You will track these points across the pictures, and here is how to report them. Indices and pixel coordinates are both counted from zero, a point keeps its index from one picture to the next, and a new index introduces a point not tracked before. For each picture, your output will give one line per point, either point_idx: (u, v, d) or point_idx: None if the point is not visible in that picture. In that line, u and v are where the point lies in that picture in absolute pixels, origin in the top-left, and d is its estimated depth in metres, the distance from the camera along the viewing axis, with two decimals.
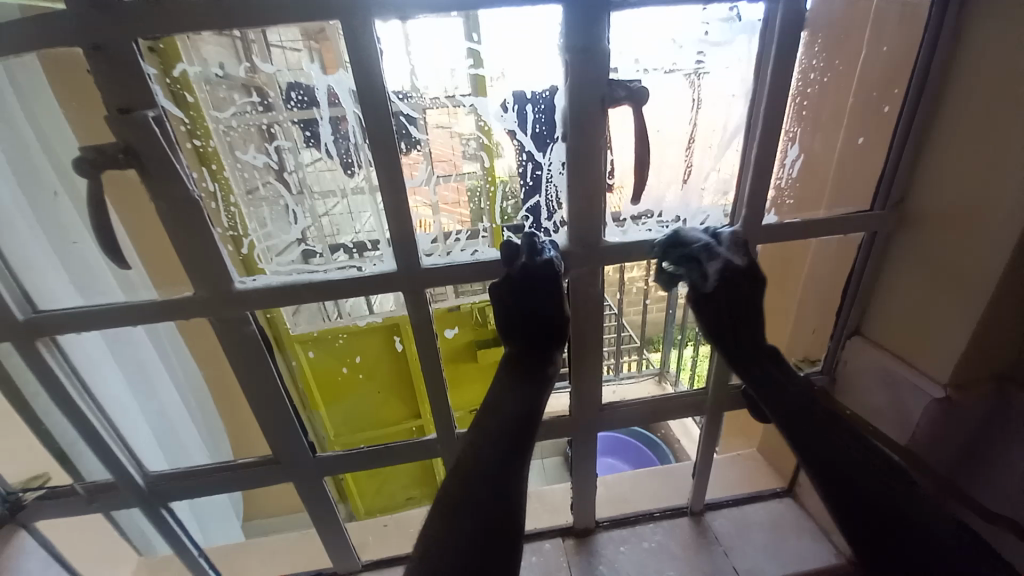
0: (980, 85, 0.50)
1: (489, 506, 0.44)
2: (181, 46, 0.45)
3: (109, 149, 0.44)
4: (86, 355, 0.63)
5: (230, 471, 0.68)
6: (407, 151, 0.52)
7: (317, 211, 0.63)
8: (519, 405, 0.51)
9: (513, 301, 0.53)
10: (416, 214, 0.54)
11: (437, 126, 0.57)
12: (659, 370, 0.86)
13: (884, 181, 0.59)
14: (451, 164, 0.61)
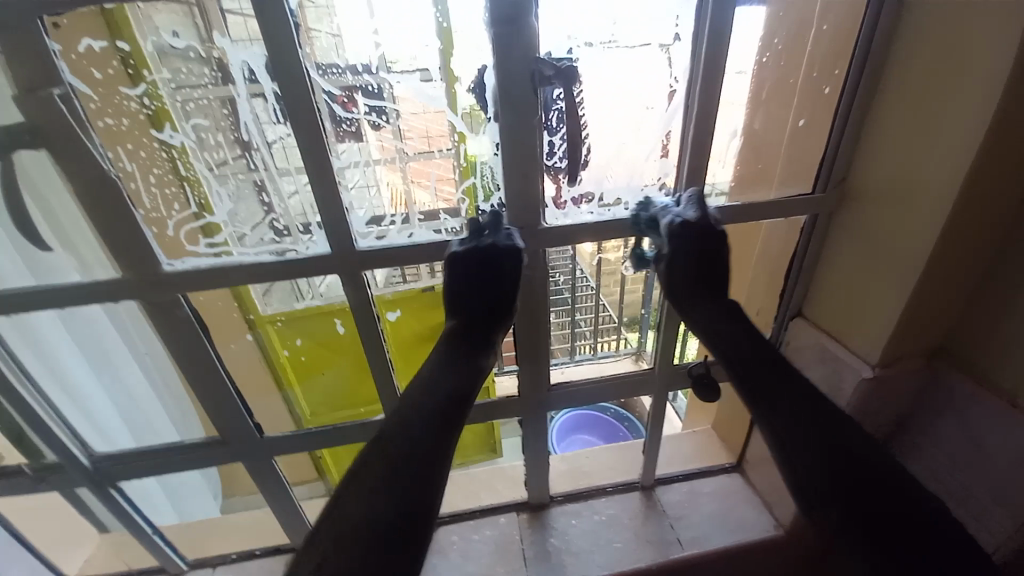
0: (920, 66, 0.49)
1: (398, 493, 0.40)
2: (131, 14, 0.45)
3: (15, 128, 0.43)
4: (29, 338, 0.62)
5: (178, 452, 0.68)
6: (377, 128, 0.54)
7: (283, 191, 0.58)
8: (440, 386, 0.47)
9: (468, 277, 0.51)
10: (388, 191, 0.57)
11: (416, 98, 0.52)
12: (636, 349, 0.83)
13: (826, 163, 0.59)
14: (431, 139, 0.55)
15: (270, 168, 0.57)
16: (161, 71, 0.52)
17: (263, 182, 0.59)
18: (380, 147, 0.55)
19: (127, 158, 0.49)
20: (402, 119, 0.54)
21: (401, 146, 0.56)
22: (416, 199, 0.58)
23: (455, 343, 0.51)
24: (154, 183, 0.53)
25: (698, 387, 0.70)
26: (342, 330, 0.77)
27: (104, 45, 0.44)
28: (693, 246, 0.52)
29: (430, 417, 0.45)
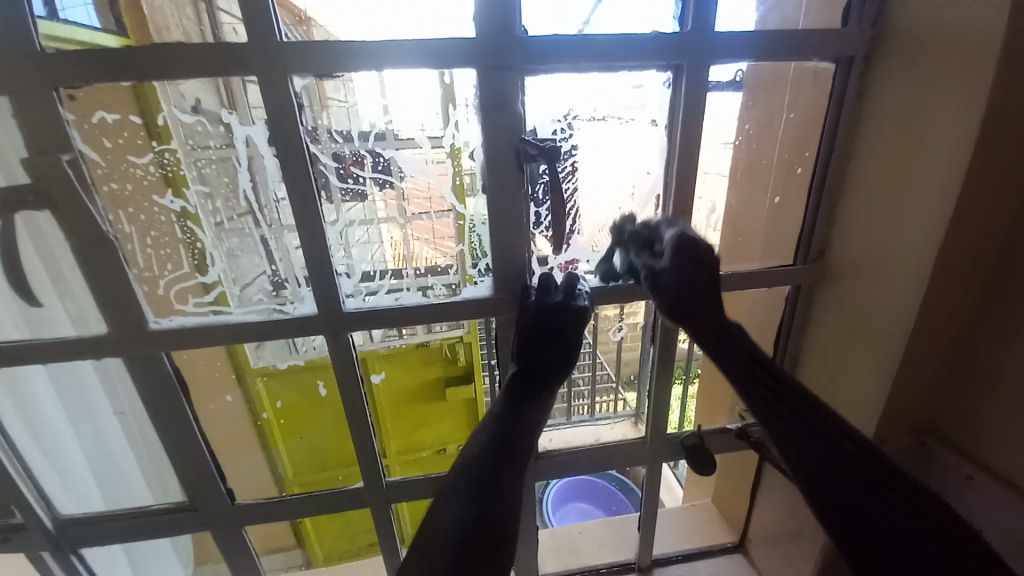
0: (883, 150, 0.52)
1: (484, 522, 0.39)
2: (158, 88, 0.48)
3: (19, 189, 0.45)
4: (10, 393, 0.61)
5: (146, 517, 0.65)
6: (382, 189, 0.57)
7: (287, 248, 0.59)
8: (514, 426, 0.47)
9: (531, 327, 0.51)
10: (390, 247, 0.59)
11: (416, 163, 0.55)
12: (636, 410, 0.78)
13: (804, 235, 0.61)
14: (429, 198, 0.57)
15: (280, 224, 0.58)
16: (183, 137, 0.54)
17: (269, 240, 0.59)
18: (383, 202, 0.57)
19: (127, 220, 0.52)
20: (406, 181, 0.57)
21: (404, 203, 0.58)
22: (414, 254, 0.60)
23: (521, 387, 0.50)
24: (150, 246, 0.55)
25: (691, 459, 0.70)
26: (325, 391, 0.76)
27: (115, 117, 0.48)
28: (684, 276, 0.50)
29: (494, 450, 0.45)
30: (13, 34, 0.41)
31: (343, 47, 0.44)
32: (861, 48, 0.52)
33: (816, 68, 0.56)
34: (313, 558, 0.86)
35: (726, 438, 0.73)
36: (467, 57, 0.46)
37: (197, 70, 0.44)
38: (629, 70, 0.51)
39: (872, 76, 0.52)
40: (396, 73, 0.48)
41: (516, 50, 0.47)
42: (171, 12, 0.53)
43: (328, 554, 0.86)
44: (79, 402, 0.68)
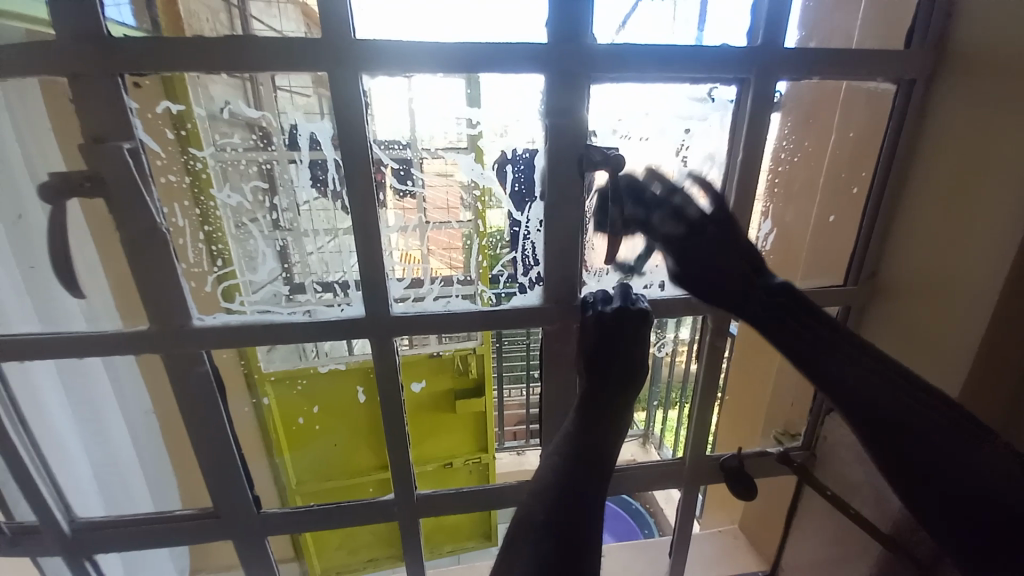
0: (945, 168, 0.52)
1: (568, 543, 0.38)
2: (189, 83, 0.48)
3: (74, 176, 0.44)
4: (30, 388, 0.58)
5: (166, 523, 0.62)
6: (399, 198, 0.54)
7: (307, 249, 0.63)
8: (594, 437, 0.45)
9: (593, 333, 0.51)
10: (402, 253, 0.57)
11: (437, 174, 0.56)
12: (643, 432, 0.81)
13: (856, 257, 0.60)
14: (450, 210, 0.59)
15: (299, 228, 0.62)
16: (211, 139, 0.53)
17: (288, 244, 0.64)
18: (403, 212, 0.55)
19: (181, 215, 0.51)
20: (427, 180, 0.56)
21: (424, 211, 0.57)
22: (433, 264, 0.60)
23: (592, 394, 0.49)
24: (201, 240, 0.54)
25: (730, 480, 0.69)
26: (365, 399, 0.77)
27: (180, 108, 0.48)
28: (695, 255, 0.52)
29: (567, 475, 0.42)
30: (81, 18, 0.41)
31: (414, 46, 0.44)
32: (924, 69, 0.51)
33: (874, 88, 0.55)
34: (310, 568, 0.81)
35: (765, 461, 0.71)
36: (536, 62, 0.46)
37: (265, 65, 0.43)
38: (690, 80, 0.51)
39: (934, 97, 0.52)
40: (427, 78, 0.48)
41: (583, 57, 0.47)
42: (206, 18, 0.50)
43: (326, 564, 0.83)
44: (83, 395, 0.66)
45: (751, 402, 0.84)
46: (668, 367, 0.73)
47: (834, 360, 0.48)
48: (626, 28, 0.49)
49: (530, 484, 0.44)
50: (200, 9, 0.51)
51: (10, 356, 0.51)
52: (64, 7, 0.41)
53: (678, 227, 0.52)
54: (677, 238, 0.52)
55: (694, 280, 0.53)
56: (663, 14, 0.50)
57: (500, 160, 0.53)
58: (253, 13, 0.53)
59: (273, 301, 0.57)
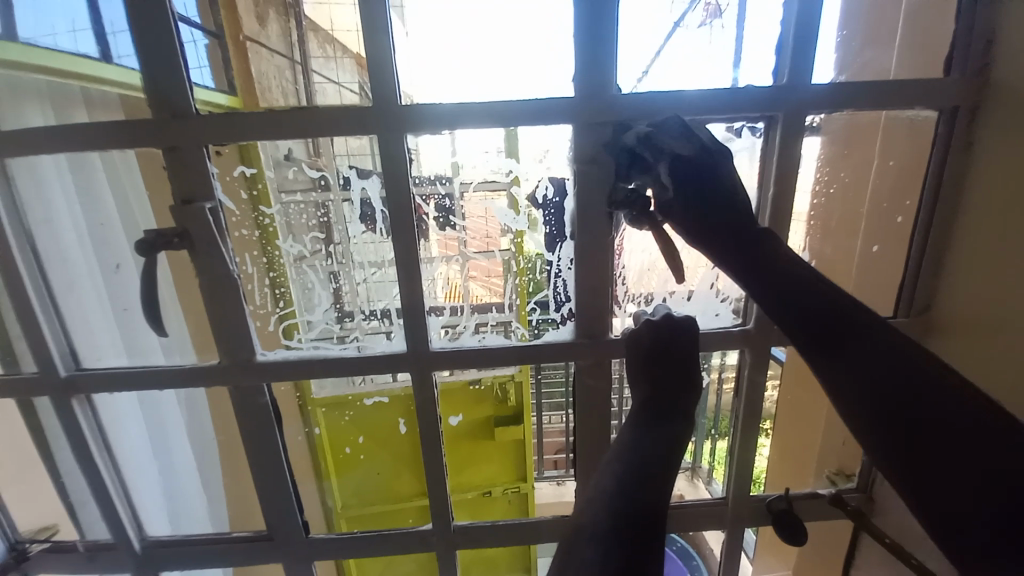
0: (995, 196, 0.49)
1: (637, 552, 0.37)
2: (260, 149, 0.54)
3: (166, 232, 0.51)
4: (114, 416, 0.65)
5: (225, 543, 0.67)
6: (442, 230, 0.59)
7: (354, 279, 0.66)
8: (654, 450, 0.44)
9: (647, 344, 0.51)
10: (445, 282, 0.61)
11: (478, 206, 0.59)
12: (692, 464, 0.79)
13: (906, 288, 0.57)
14: (486, 241, 0.61)
15: (350, 261, 0.65)
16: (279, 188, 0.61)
17: (338, 271, 0.66)
18: (441, 244, 0.60)
19: (251, 262, 0.58)
20: (467, 221, 0.59)
21: (463, 241, 0.60)
22: (472, 291, 0.62)
23: (650, 409, 0.48)
24: (267, 285, 0.61)
25: (780, 526, 0.66)
26: (405, 428, 0.79)
27: (252, 171, 0.56)
28: (699, 184, 0.48)
29: (631, 483, 0.41)
30: (175, 99, 0.49)
31: (453, 107, 0.49)
32: (969, 98, 0.50)
33: (914, 117, 0.54)
34: None
35: (817, 502, 0.68)
36: (566, 114, 0.50)
37: (322, 131, 0.49)
38: (723, 119, 0.52)
39: (979, 127, 0.50)
40: (468, 131, 0.51)
41: (611, 106, 0.49)
42: (274, 76, 0.61)
43: None
44: (158, 422, 0.72)
45: (802, 438, 0.79)
46: (715, 396, 0.69)
47: (849, 349, 0.45)
48: (662, 54, 0.52)
49: (589, 490, 0.43)
50: (270, 69, 0.61)
51: (102, 388, 0.58)
52: (163, 93, 0.48)
53: (690, 148, 0.48)
54: (686, 163, 0.47)
55: (685, 208, 0.48)
56: (701, 48, 0.53)
57: (530, 203, 0.57)
58: (314, 68, 0.60)
59: (326, 338, 0.62)
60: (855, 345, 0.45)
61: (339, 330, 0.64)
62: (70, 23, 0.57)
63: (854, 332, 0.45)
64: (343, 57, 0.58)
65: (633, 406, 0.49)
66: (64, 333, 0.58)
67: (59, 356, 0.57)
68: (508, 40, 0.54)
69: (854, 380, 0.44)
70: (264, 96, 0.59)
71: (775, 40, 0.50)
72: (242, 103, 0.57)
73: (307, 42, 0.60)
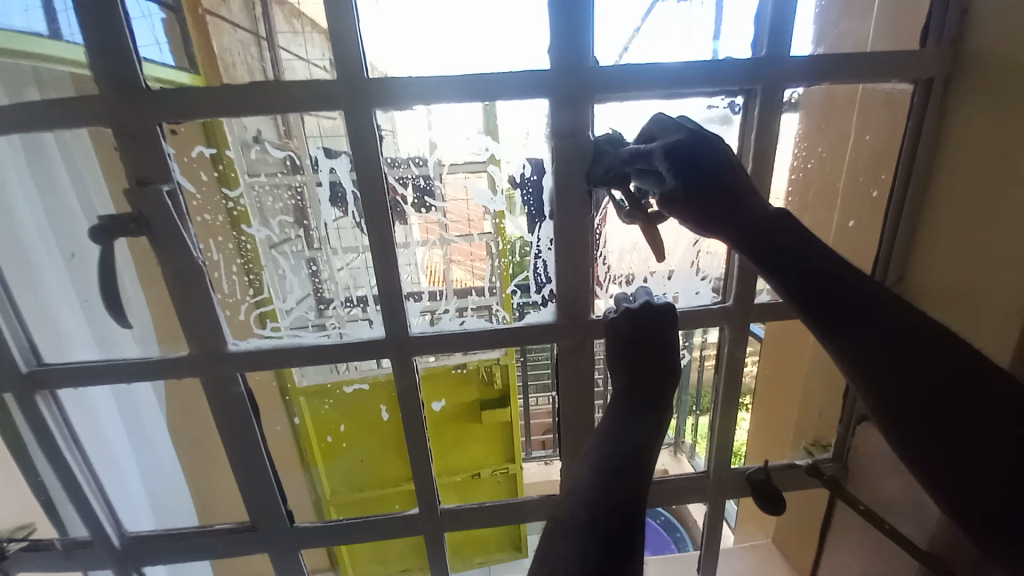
0: (965, 168, 0.50)
1: (613, 543, 0.37)
2: (226, 126, 0.51)
3: (123, 218, 0.49)
4: (82, 412, 0.62)
5: (207, 535, 0.66)
6: (422, 213, 0.57)
7: (335, 266, 0.62)
8: (634, 439, 0.44)
9: (627, 333, 0.51)
10: (426, 267, 0.59)
11: (457, 188, 0.56)
12: (675, 439, 0.80)
13: (880, 261, 0.58)
14: (468, 224, 0.59)
15: (327, 248, 0.61)
16: (246, 170, 0.56)
17: (317, 260, 0.63)
18: (423, 228, 0.58)
19: (216, 249, 0.56)
20: (447, 204, 0.57)
21: (444, 224, 0.58)
22: (454, 276, 0.61)
23: (629, 400, 0.48)
24: (236, 269, 0.59)
25: (758, 497, 0.67)
26: (387, 416, 0.78)
27: (213, 151, 0.52)
28: (698, 166, 0.47)
29: (609, 473, 0.41)
30: (124, 75, 0.45)
31: (424, 81, 0.47)
32: (941, 69, 0.50)
33: (891, 89, 0.54)
34: None
35: (794, 473, 0.70)
36: (540, 89, 0.48)
37: (286, 110, 0.47)
38: (704, 94, 0.51)
39: (950, 98, 0.51)
40: (445, 106, 0.50)
41: (588, 80, 0.48)
42: (238, 53, 0.56)
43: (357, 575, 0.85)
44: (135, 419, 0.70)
45: (783, 413, 0.81)
46: (697, 371, 0.69)
47: (868, 339, 0.43)
48: (642, 31, 0.50)
49: (569, 481, 0.43)
50: (232, 44, 0.56)
51: (67, 383, 0.56)
52: (111, 68, 0.45)
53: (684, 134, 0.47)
54: (682, 145, 0.46)
55: (691, 206, 0.48)
56: (681, 21, 0.51)
57: (509, 184, 0.55)
58: (280, 44, 0.54)
59: (303, 325, 0.60)
60: (867, 334, 0.44)
61: (316, 319, 0.61)
62: (23, 1, 0.52)
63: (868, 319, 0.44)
64: (312, 32, 0.54)
65: (613, 394, 0.50)
66: (22, 327, 0.55)
67: (17, 350, 0.55)
68: (481, 11, 0.51)
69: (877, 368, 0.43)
70: (227, 74, 0.54)
71: (753, 11, 0.49)
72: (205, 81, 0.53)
73: (273, 17, 0.56)
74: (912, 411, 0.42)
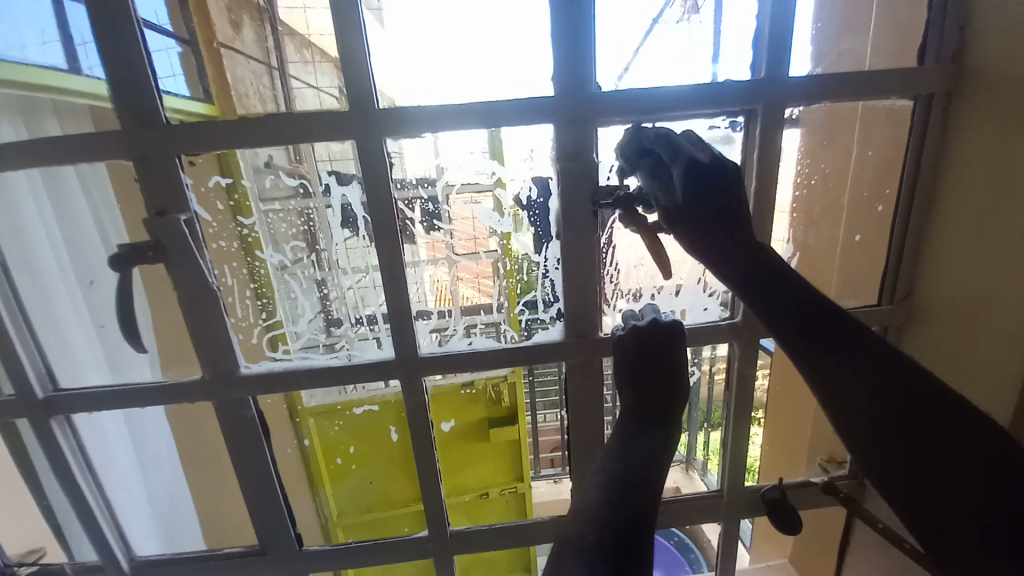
0: (971, 182, 0.50)
1: (624, 566, 0.37)
2: (239, 156, 0.53)
3: (140, 245, 0.50)
4: (95, 435, 0.63)
5: (216, 559, 0.66)
6: (429, 234, 0.59)
7: (344, 286, 0.64)
8: (644, 459, 0.44)
9: (634, 352, 0.51)
10: (433, 287, 0.61)
11: (465, 209, 0.58)
12: (686, 456, 0.79)
13: (888, 277, 0.58)
14: (475, 242, 0.60)
15: (336, 268, 0.64)
16: (258, 197, 0.60)
17: (326, 280, 0.65)
18: (429, 247, 0.59)
19: (230, 274, 0.57)
20: (453, 224, 0.59)
21: (451, 245, 0.60)
22: (461, 294, 0.62)
23: (638, 420, 0.48)
24: (249, 296, 0.61)
25: (773, 516, 0.66)
26: (397, 436, 0.78)
27: (228, 180, 0.54)
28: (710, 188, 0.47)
29: (617, 492, 0.41)
30: (145, 108, 0.47)
31: (432, 108, 0.48)
32: (942, 86, 0.51)
33: (891, 106, 0.55)
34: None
35: (808, 491, 0.68)
36: (546, 114, 0.49)
37: (299, 139, 0.48)
38: (705, 115, 0.53)
39: (951, 113, 0.51)
40: (452, 134, 0.51)
41: (592, 104, 0.49)
42: (251, 82, 0.60)
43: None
44: None
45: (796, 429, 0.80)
46: (707, 386, 0.69)
47: (861, 356, 0.46)
48: (641, 52, 0.52)
49: (579, 502, 0.43)
50: (245, 74, 0.61)
51: (81, 408, 0.56)
52: (132, 102, 0.47)
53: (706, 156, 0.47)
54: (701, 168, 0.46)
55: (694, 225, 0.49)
56: (680, 43, 0.53)
57: (515, 204, 0.56)
58: (291, 72, 0.58)
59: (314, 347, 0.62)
60: (856, 353, 0.46)
61: (326, 338, 0.63)
62: (39, 34, 0.54)
63: (859, 339, 0.47)
64: (321, 61, 0.56)
65: (621, 413, 0.49)
66: (40, 355, 0.56)
67: (34, 377, 0.55)
68: (485, 40, 0.53)
69: (871, 385, 0.45)
70: (241, 102, 0.58)
71: (751, 34, 0.50)
72: (220, 110, 0.56)
73: (284, 47, 0.59)
74: (908, 432, 0.44)
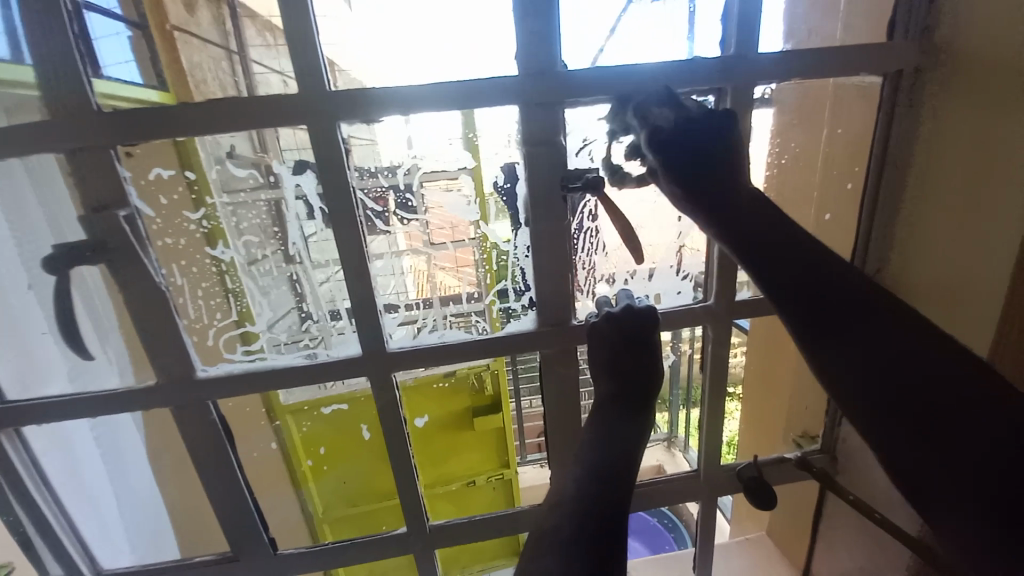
0: (940, 158, 0.51)
1: (600, 554, 0.36)
2: (199, 144, 0.49)
3: (79, 246, 0.46)
4: (51, 447, 0.60)
5: (188, 567, 0.64)
6: (405, 224, 0.56)
7: (317, 281, 0.58)
8: (619, 446, 0.43)
9: (609, 340, 0.50)
10: (412, 278, 0.58)
11: (439, 196, 0.55)
12: (668, 434, 0.80)
13: (858, 253, 0.58)
14: (454, 229, 0.57)
15: (308, 261, 0.58)
16: (219, 191, 0.55)
17: (298, 276, 0.59)
18: (405, 237, 0.56)
19: (179, 274, 0.54)
20: (429, 213, 0.56)
21: (427, 235, 0.57)
22: (439, 280, 0.59)
23: (614, 406, 0.47)
24: (201, 297, 0.57)
25: (751, 493, 0.67)
26: (368, 435, 0.75)
27: (191, 174, 0.51)
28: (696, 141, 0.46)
29: (591, 479, 0.41)
30: (73, 96, 0.43)
31: (390, 90, 0.45)
32: (910, 61, 0.50)
33: (862, 83, 0.54)
34: None
35: (784, 467, 0.69)
36: (509, 95, 0.47)
37: (245, 126, 0.45)
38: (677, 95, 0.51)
39: (919, 88, 0.51)
40: (423, 117, 0.49)
41: (558, 83, 0.47)
42: (209, 68, 0.54)
43: None
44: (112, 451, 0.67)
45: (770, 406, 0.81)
46: (686, 365, 0.69)
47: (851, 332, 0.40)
48: (616, 33, 0.50)
49: (552, 493, 0.42)
50: (204, 60, 0.55)
51: (33, 420, 0.54)
52: (59, 91, 0.43)
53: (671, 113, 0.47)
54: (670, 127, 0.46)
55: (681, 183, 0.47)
56: (654, 23, 0.51)
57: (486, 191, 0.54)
58: (253, 57, 0.53)
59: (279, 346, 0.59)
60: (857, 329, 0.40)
61: (293, 336, 0.59)
62: None
63: (856, 311, 0.41)
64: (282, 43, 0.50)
65: (598, 400, 0.48)
66: None
67: None
68: (449, 18, 0.50)
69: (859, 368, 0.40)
70: (198, 90, 0.52)
71: (721, 10, 0.49)
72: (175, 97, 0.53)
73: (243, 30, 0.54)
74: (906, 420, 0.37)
